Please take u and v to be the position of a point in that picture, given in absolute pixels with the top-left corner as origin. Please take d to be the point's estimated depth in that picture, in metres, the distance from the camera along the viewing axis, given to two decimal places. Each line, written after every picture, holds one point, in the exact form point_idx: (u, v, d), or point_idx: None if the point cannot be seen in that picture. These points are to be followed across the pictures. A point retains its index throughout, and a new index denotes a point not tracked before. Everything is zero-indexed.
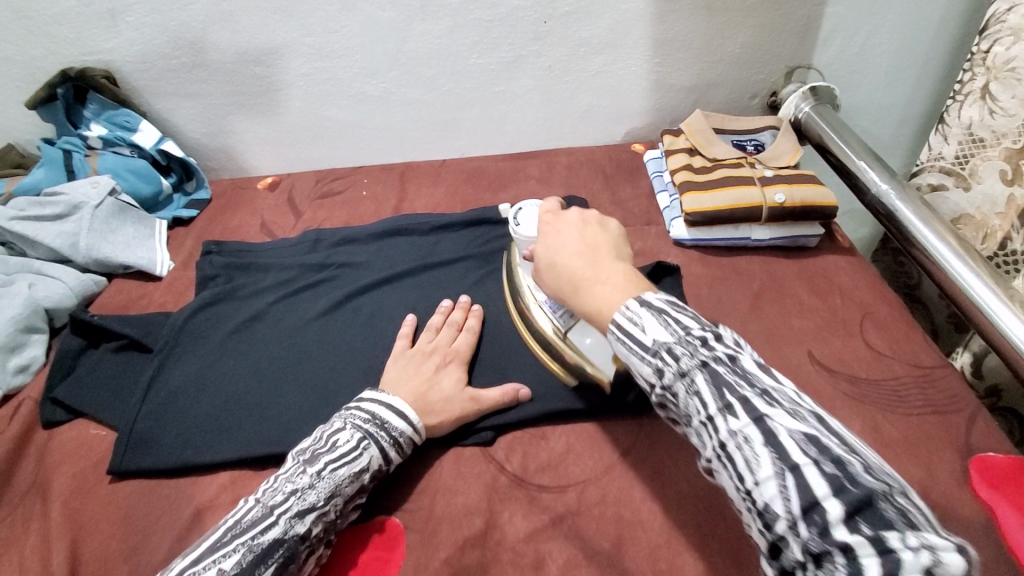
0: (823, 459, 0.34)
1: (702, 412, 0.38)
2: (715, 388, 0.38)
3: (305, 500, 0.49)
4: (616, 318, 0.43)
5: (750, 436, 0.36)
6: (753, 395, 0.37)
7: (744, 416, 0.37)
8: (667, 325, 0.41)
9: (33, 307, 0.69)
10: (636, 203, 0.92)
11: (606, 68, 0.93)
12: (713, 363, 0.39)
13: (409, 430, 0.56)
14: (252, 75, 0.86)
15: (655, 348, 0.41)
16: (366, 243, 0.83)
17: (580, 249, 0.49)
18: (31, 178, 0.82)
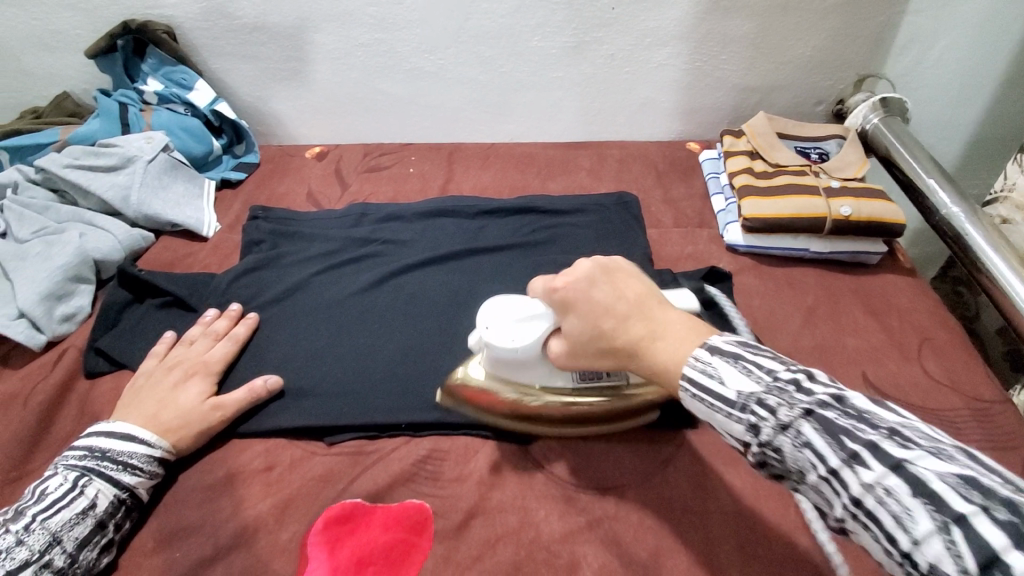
0: (992, 505, 0.30)
1: (821, 467, 0.35)
2: (828, 436, 0.35)
3: (13, 558, 0.46)
4: (685, 372, 0.41)
5: (892, 487, 0.32)
6: (878, 437, 0.34)
7: (877, 466, 0.33)
8: (750, 375, 0.39)
9: (81, 257, 0.69)
10: (690, 203, 0.88)
11: (669, 61, 0.89)
12: (818, 408, 0.36)
13: (148, 450, 0.54)
14: (311, 42, 0.85)
15: (741, 400, 0.39)
16: (410, 221, 0.82)
17: (619, 309, 0.46)
18: (87, 127, 0.82)
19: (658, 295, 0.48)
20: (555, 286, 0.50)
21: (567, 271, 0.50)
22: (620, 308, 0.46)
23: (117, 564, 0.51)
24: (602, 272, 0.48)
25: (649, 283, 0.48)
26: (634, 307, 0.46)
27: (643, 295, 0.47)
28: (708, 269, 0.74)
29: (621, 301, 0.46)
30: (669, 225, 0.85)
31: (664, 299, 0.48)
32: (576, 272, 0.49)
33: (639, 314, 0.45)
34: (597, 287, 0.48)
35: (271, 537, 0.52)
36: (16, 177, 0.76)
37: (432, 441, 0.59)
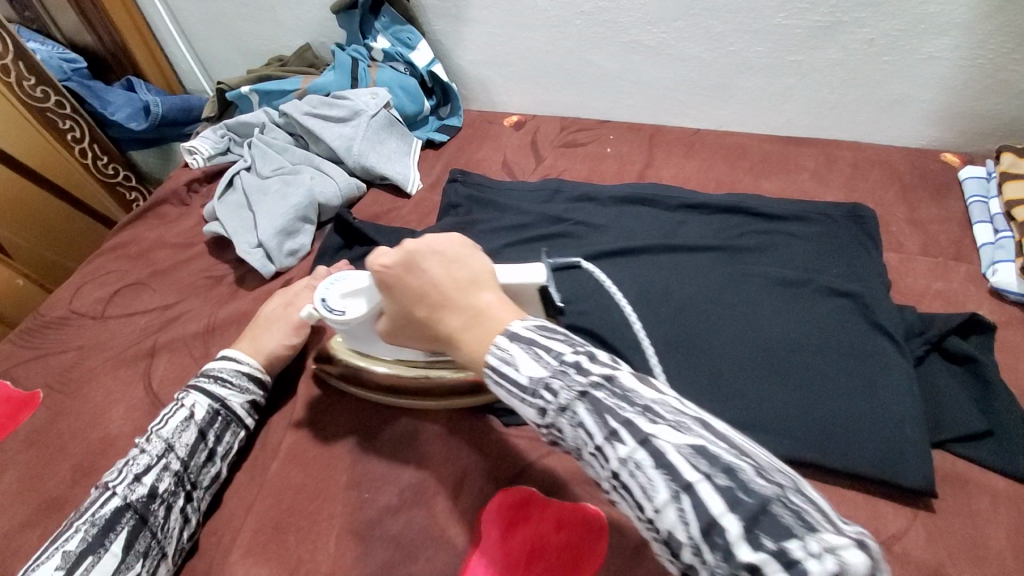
0: (715, 472, 0.32)
1: (590, 444, 0.36)
2: (596, 416, 0.36)
3: (139, 463, 0.52)
4: (486, 359, 0.40)
5: (641, 462, 0.34)
6: (633, 415, 0.35)
7: (630, 440, 0.34)
8: (540, 357, 0.39)
9: (310, 200, 0.76)
10: (941, 229, 0.73)
11: (950, 51, 0.72)
12: (592, 390, 0.37)
13: (233, 366, 0.60)
14: (533, 8, 0.83)
15: (531, 385, 0.38)
16: (605, 205, 0.77)
17: (428, 294, 0.44)
18: (323, 79, 0.89)
19: (474, 270, 0.45)
20: (378, 266, 0.47)
21: (389, 252, 0.47)
22: (432, 298, 0.44)
23: (316, 489, 0.56)
24: (424, 252, 0.46)
25: (472, 266, 0.45)
26: (448, 295, 0.44)
27: (461, 280, 0.44)
28: (968, 315, 0.60)
29: (435, 284, 0.44)
30: (912, 253, 0.71)
31: (488, 283, 0.45)
32: (397, 252, 0.47)
33: (451, 304, 0.44)
34: (417, 272, 0.45)
35: (449, 503, 0.53)
36: (263, 119, 0.85)
37: None
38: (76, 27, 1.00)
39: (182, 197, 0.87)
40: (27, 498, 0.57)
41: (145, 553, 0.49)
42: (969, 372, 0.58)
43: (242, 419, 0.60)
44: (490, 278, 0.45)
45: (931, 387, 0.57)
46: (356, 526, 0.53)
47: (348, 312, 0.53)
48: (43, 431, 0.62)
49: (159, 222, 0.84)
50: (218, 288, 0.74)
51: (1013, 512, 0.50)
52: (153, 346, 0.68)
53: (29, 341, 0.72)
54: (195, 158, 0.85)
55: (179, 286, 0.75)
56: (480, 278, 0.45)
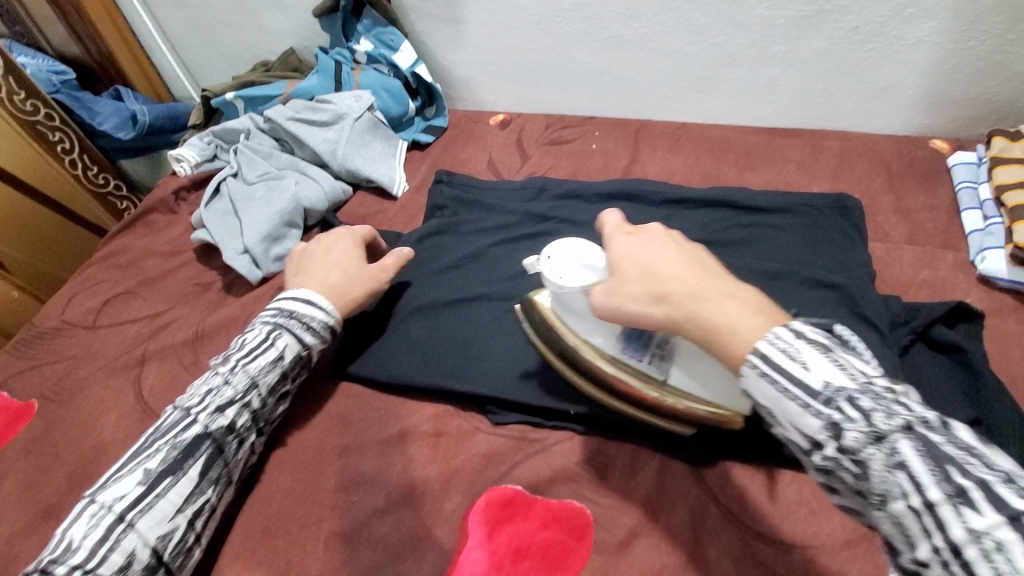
0: None
1: (911, 493, 0.30)
2: (930, 462, 0.30)
3: (223, 395, 0.54)
4: (757, 347, 0.36)
5: (999, 540, 0.27)
6: (992, 478, 0.29)
7: (989, 510, 0.28)
8: (857, 383, 0.33)
9: (295, 205, 0.76)
10: (928, 216, 0.73)
11: (933, 37, 0.72)
12: (920, 429, 0.31)
13: (322, 318, 0.59)
14: (514, 6, 0.83)
15: (827, 394, 0.34)
16: (590, 202, 0.77)
17: (691, 282, 0.41)
18: (307, 83, 0.89)
19: (717, 265, 0.43)
20: (614, 231, 0.48)
21: (638, 228, 0.48)
22: (668, 265, 0.43)
23: (304, 494, 0.56)
24: (661, 233, 0.46)
25: (703, 253, 0.45)
26: (688, 279, 0.41)
27: (694, 257, 0.43)
28: (955, 304, 0.60)
29: (672, 269, 0.42)
30: (899, 242, 0.71)
31: (721, 269, 0.43)
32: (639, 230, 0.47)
33: (685, 275, 0.42)
34: (651, 244, 0.45)
35: (437, 504, 0.53)
36: (249, 124, 0.86)
37: (596, 443, 0.56)
38: (64, 40, 1.01)
39: (171, 205, 0.87)
40: (23, 507, 0.58)
41: (216, 481, 0.52)
42: (955, 361, 0.58)
43: (308, 364, 0.61)
44: (721, 266, 0.43)
45: (917, 377, 0.57)
46: (346, 529, 0.53)
47: (565, 275, 0.50)
48: (37, 440, 0.63)
49: (149, 230, 0.85)
50: (207, 295, 0.74)
51: None
52: (144, 355, 0.68)
53: (24, 352, 0.73)
54: (182, 165, 0.87)
55: (169, 294, 0.75)
56: (717, 268, 0.43)
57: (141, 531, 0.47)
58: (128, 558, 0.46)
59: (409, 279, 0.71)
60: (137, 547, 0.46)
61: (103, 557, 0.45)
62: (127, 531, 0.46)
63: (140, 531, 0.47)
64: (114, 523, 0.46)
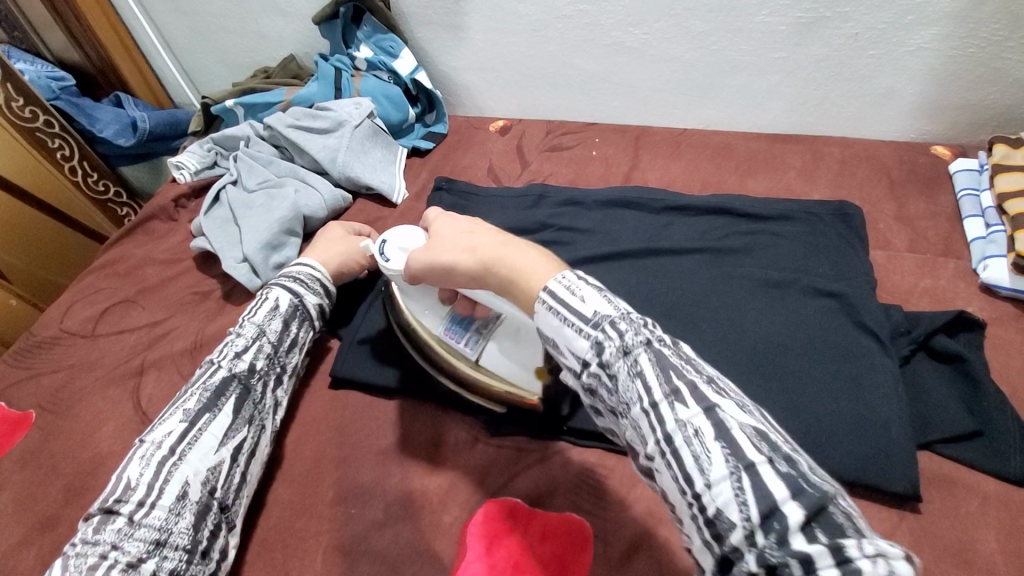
0: (776, 458, 0.32)
1: (645, 398, 0.35)
2: (659, 369, 0.36)
3: (238, 343, 0.57)
4: (551, 286, 0.39)
5: (700, 428, 0.34)
6: (699, 381, 0.35)
7: (693, 404, 0.34)
8: (619, 312, 0.38)
9: (295, 212, 0.75)
10: (930, 224, 0.72)
11: (934, 44, 0.71)
12: (658, 346, 0.37)
13: (309, 271, 0.65)
14: (513, 13, 0.83)
15: (596, 319, 0.38)
16: (589, 209, 0.77)
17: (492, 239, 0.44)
18: (307, 90, 0.89)
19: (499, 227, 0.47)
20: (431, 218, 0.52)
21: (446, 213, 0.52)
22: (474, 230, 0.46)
23: (302, 505, 0.56)
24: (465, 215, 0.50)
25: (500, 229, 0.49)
26: (495, 240, 0.44)
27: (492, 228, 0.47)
28: (956, 313, 0.59)
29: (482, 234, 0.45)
30: (900, 250, 0.70)
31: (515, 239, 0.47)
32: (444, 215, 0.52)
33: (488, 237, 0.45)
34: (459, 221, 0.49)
35: (435, 516, 0.53)
36: (248, 131, 0.86)
37: (595, 454, 0.56)
38: (64, 45, 1.01)
39: (170, 213, 0.87)
40: (20, 518, 0.58)
41: (250, 421, 0.54)
42: (957, 372, 0.57)
43: (313, 320, 0.64)
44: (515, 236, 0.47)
45: (919, 388, 0.57)
46: (343, 541, 0.53)
47: (392, 261, 0.56)
48: (35, 451, 0.63)
49: (149, 238, 0.85)
50: (206, 303, 0.74)
51: (1002, 514, 0.50)
52: (142, 364, 0.68)
53: (23, 361, 0.73)
54: (181, 173, 0.85)
55: (168, 302, 0.75)
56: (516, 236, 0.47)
57: (189, 465, 0.49)
58: (183, 488, 0.48)
59: (408, 288, 0.71)
60: (189, 477, 0.48)
61: (160, 490, 0.47)
62: (178, 463, 0.48)
63: (189, 463, 0.49)
64: (165, 457, 0.48)
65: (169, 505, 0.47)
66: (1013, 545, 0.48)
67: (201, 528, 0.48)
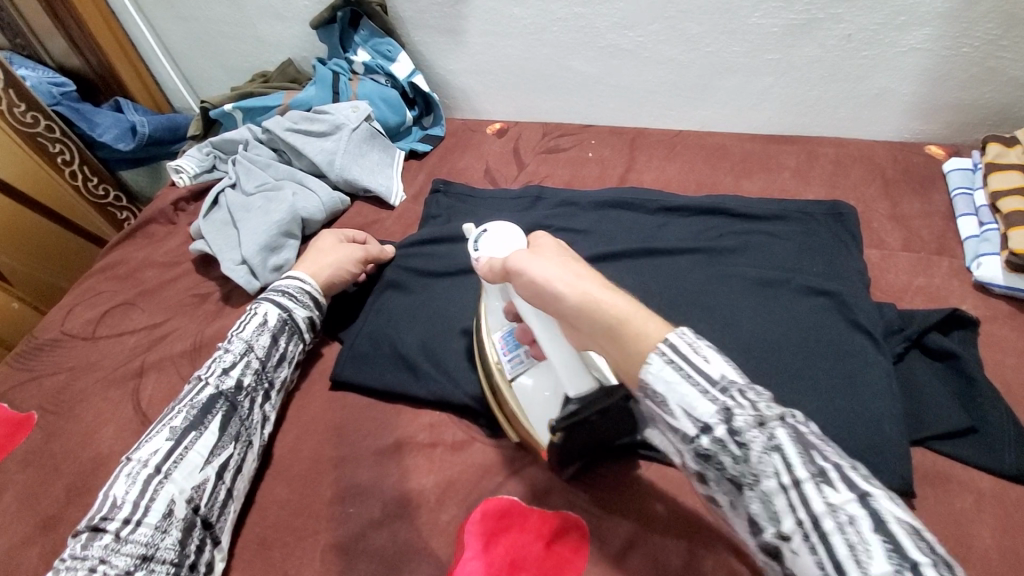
0: (934, 559, 0.30)
1: (784, 475, 0.34)
2: (799, 447, 0.34)
3: (225, 360, 0.58)
4: (671, 341, 0.38)
5: (851, 514, 0.32)
6: (842, 466, 0.34)
7: (841, 488, 0.33)
8: (744, 380, 0.38)
9: (293, 215, 0.76)
10: (924, 223, 0.73)
11: (927, 44, 0.72)
12: (793, 423, 0.36)
13: (298, 284, 0.65)
14: (509, 16, 0.83)
15: (722, 381, 0.37)
16: (586, 210, 0.78)
17: (593, 274, 0.44)
18: (305, 94, 0.89)
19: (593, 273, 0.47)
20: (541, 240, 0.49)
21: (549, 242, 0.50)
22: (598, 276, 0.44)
23: (300, 505, 0.56)
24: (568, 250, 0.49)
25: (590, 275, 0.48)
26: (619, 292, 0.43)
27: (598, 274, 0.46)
28: (949, 310, 0.60)
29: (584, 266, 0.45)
30: (894, 248, 0.71)
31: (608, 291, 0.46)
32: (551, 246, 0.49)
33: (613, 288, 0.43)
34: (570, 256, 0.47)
35: (433, 515, 0.53)
36: (247, 135, 0.86)
37: None
38: (64, 51, 1.02)
39: (170, 217, 0.88)
40: (22, 519, 0.58)
41: (237, 437, 0.55)
42: (950, 368, 0.58)
43: (303, 334, 0.64)
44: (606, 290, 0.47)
45: (913, 385, 0.57)
46: (342, 541, 0.53)
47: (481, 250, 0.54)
48: (36, 452, 0.63)
49: (147, 242, 0.85)
50: (205, 305, 0.75)
51: (996, 510, 0.50)
52: (142, 366, 0.69)
53: (23, 364, 0.73)
54: (181, 176, 0.86)
55: (168, 305, 0.76)
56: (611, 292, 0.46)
57: (175, 482, 0.50)
58: (169, 505, 0.48)
59: (404, 289, 0.71)
60: (174, 494, 0.49)
61: (146, 508, 0.48)
62: (163, 481, 0.49)
63: (175, 481, 0.50)
64: (151, 475, 0.49)
65: (155, 523, 0.47)
66: (1007, 540, 0.48)
67: (186, 544, 0.49)
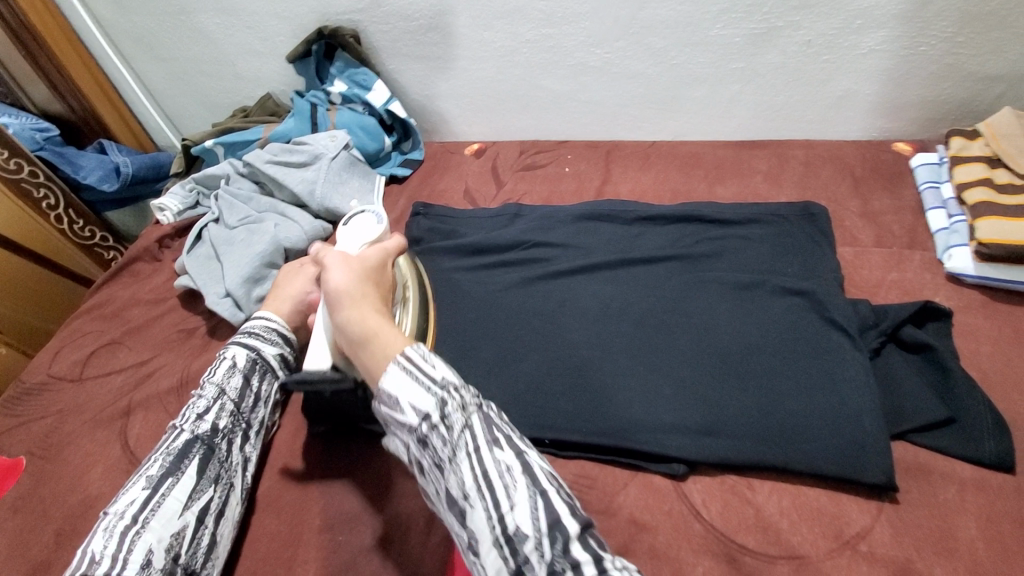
0: (560, 494, 0.43)
1: (471, 444, 0.43)
2: (486, 425, 0.44)
3: (199, 404, 0.57)
4: (409, 350, 0.46)
5: (512, 467, 0.43)
6: (512, 435, 0.45)
7: (509, 450, 0.44)
8: (458, 380, 0.46)
9: (275, 246, 0.77)
10: (895, 218, 0.74)
11: (884, 45, 0.74)
12: (483, 407, 0.46)
13: (263, 322, 0.65)
14: (479, 40, 0.85)
15: (444, 381, 0.45)
16: (564, 224, 0.79)
17: (370, 292, 0.52)
18: (284, 126, 0.91)
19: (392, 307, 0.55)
20: (375, 255, 0.58)
21: (376, 254, 0.58)
22: (383, 304, 0.52)
23: (291, 535, 0.56)
24: (383, 270, 0.58)
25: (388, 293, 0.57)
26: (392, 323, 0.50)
27: (384, 296, 0.55)
28: (922, 304, 0.61)
29: (373, 286, 0.53)
30: (867, 245, 0.72)
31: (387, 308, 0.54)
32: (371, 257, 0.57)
33: (386, 313, 0.51)
34: (376, 277, 0.56)
35: (422, 538, 0.53)
36: (229, 170, 0.88)
37: (579, 464, 0.57)
38: (47, 97, 1.03)
39: (155, 254, 0.88)
40: (14, 564, 0.58)
41: (216, 481, 0.55)
42: (927, 361, 0.59)
43: (276, 370, 0.65)
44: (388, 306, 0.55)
45: (891, 380, 0.58)
46: (333, 569, 0.53)
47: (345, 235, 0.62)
48: (25, 498, 0.63)
49: (133, 280, 0.86)
50: (191, 340, 0.75)
51: (979, 499, 0.51)
52: (129, 406, 0.69)
53: (11, 409, 0.73)
54: (165, 214, 0.89)
55: (154, 342, 0.76)
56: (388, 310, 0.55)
57: (153, 531, 0.48)
58: (146, 556, 0.47)
59: None
60: (152, 544, 0.48)
61: (125, 560, 0.46)
62: (141, 531, 0.48)
63: (153, 530, 0.48)
64: (128, 527, 0.48)
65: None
66: (992, 528, 0.49)
67: None
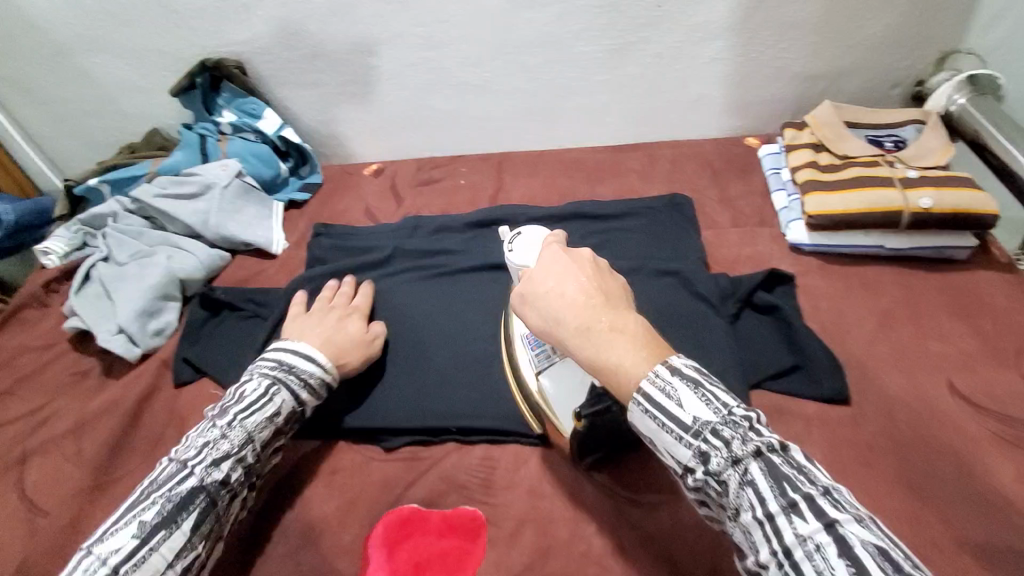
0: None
1: (758, 508, 0.38)
2: (771, 480, 0.38)
3: (219, 448, 0.51)
4: (642, 384, 0.41)
5: (820, 541, 0.36)
6: (815, 493, 0.38)
7: (813, 519, 0.37)
8: (716, 418, 0.41)
9: (169, 277, 0.76)
10: (747, 202, 0.85)
11: (723, 54, 0.85)
12: (767, 452, 0.39)
13: (316, 374, 0.58)
14: (364, 65, 0.89)
15: (696, 426, 0.40)
16: (461, 231, 0.83)
17: (571, 316, 0.44)
18: (172, 159, 0.90)
19: (620, 295, 0.46)
20: (560, 259, 0.47)
21: (568, 256, 0.48)
22: (602, 321, 0.43)
23: None
24: (585, 266, 0.47)
25: (612, 287, 0.46)
26: (626, 343, 0.43)
27: (610, 302, 0.45)
28: (768, 271, 0.70)
29: (567, 294, 0.45)
30: (725, 226, 0.82)
31: (624, 315, 0.44)
32: (556, 263, 0.47)
33: (616, 332, 0.43)
34: (582, 283, 0.45)
35: (335, 539, 0.56)
36: (115, 207, 0.85)
37: (482, 449, 0.61)
38: None
39: (40, 299, 0.84)
40: None
41: (207, 536, 0.49)
42: (775, 319, 0.68)
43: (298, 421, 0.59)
44: (624, 309, 0.44)
45: (747, 339, 0.66)
46: None
47: (514, 253, 0.54)
48: None
49: (18, 328, 0.82)
50: (86, 381, 0.73)
51: (822, 430, 0.59)
52: (19, 455, 0.66)
53: None
54: (49, 258, 0.84)
55: (43, 388, 0.73)
56: (617, 305, 0.45)
57: None
58: None
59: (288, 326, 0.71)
60: None
61: None
62: None
63: None
64: None
65: None
66: (832, 452, 0.58)
67: None
